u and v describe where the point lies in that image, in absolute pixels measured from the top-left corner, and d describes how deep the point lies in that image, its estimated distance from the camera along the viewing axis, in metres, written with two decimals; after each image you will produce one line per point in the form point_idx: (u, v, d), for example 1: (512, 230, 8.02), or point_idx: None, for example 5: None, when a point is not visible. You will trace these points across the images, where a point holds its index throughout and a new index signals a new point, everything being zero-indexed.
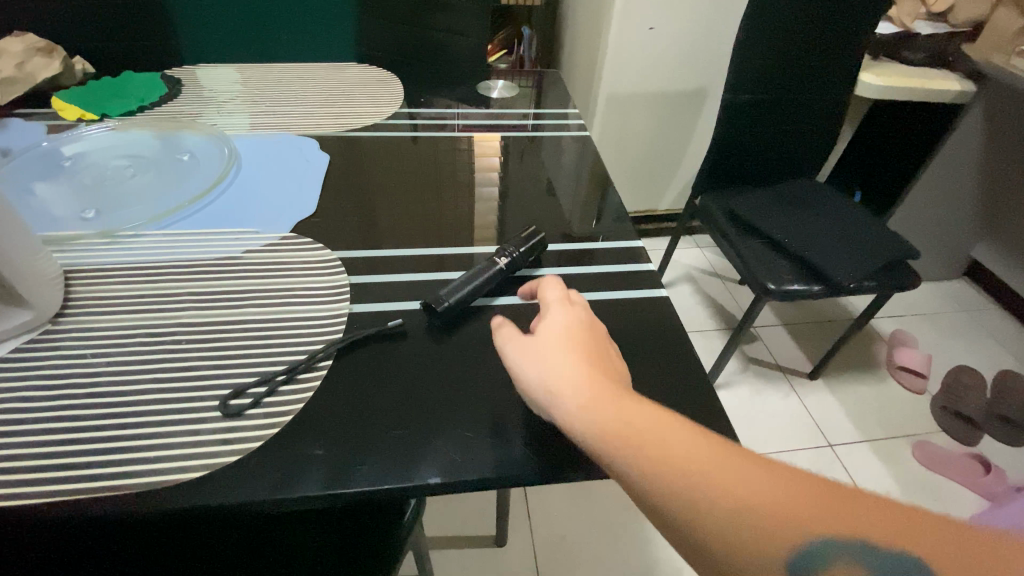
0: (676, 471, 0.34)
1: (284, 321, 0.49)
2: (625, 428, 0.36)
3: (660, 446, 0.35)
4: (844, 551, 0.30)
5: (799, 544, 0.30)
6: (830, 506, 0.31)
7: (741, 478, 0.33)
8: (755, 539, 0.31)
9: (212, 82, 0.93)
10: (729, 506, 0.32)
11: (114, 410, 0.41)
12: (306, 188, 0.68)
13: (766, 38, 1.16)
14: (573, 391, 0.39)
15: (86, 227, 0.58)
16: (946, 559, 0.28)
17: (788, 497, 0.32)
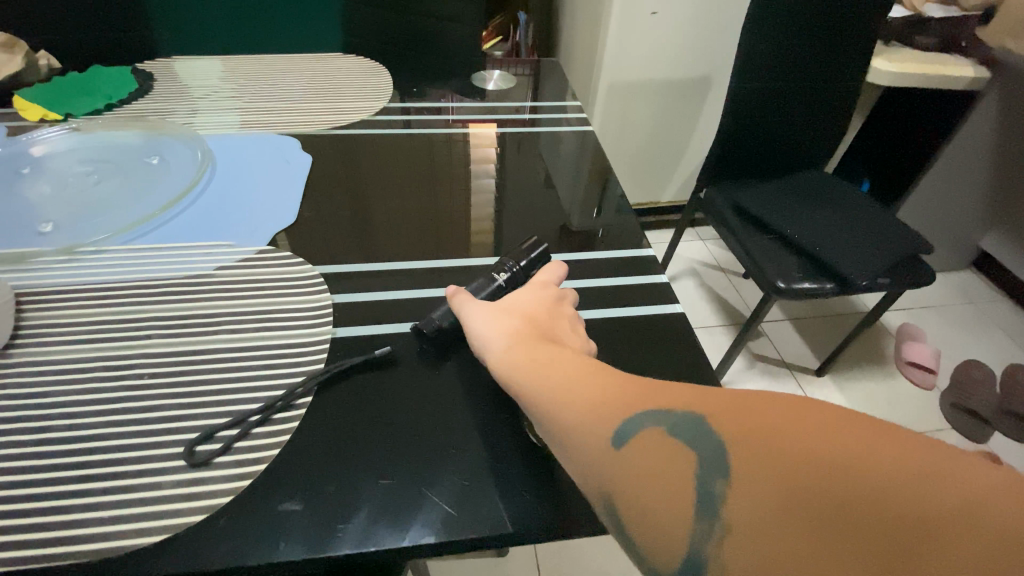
0: (536, 366, 0.38)
1: (260, 350, 0.44)
2: (511, 339, 0.41)
3: (534, 351, 0.39)
4: (660, 422, 0.31)
5: (624, 420, 0.32)
6: (669, 393, 0.33)
7: (593, 375, 0.36)
8: (586, 414, 0.33)
9: (187, 76, 0.86)
10: (572, 392, 0.35)
11: (63, 461, 0.36)
12: (286, 194, 0.62)
13: (776, 23, 1.10)
14: (485, 317, 0.44)
15: (43, 243, 0.53)
16: (742, 420, 0.28)
17: (634, 388, 0.34)
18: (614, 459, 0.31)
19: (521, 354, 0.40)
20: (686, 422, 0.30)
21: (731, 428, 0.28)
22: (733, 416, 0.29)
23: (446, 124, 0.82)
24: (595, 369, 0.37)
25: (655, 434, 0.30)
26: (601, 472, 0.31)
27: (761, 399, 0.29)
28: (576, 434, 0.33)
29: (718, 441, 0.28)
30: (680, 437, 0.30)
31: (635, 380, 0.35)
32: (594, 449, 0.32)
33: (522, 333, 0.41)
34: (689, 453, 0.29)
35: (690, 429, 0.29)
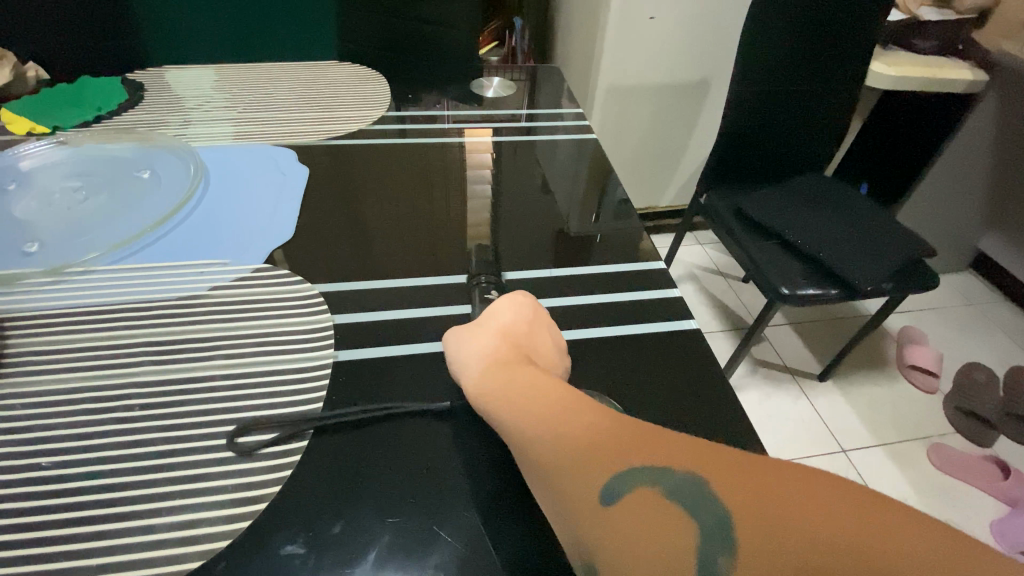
0: (529, 404, 0.37)
1: (258, 376, 0.42)
2: (503, 370, 0.40)
3: (525, 385, 0.38)
4: (659, 482, 0.30)
5: (618, 474, 0.31)
6: (669, 450, 0.32)
7: (590, 418, 0.35)
8: (578, 465, 0.33)
9: (177, 86, 0.84)
10: (564, 440, 0.34)
11: (52, 503, 0.34)
12: (282, 208, 0.60)
13: (777, 27, 1.09)
14: (477, 343, 0.43)
15: (28, 264, 0.51)
16: (749, 496, 0.28)
17: (631, 436, 0.33)
18: (605, 516, 0.30)
19: (511, 389, 0.38)
20: (690, 487, 0.30)
21: (738, 504, 0.28)
22: (737, 490, 0.29)
23: (444, 127, 0.81)
24: (591, 411, 0.36)
25: (651, 496, 0.30)
26: (589, 527, 0.31)
27: (769, 478, 0.29)
28: (566, 487, 0.33)
29: (724, 518, 0.28)
30: (680, 502, 0.29)
31: (633, 427, 0.34)
32: (587, 504, 0.31)
33: (515, 364, 0.40)
34: (692, 524, 0.28)
35: (695, 499, 0.29)
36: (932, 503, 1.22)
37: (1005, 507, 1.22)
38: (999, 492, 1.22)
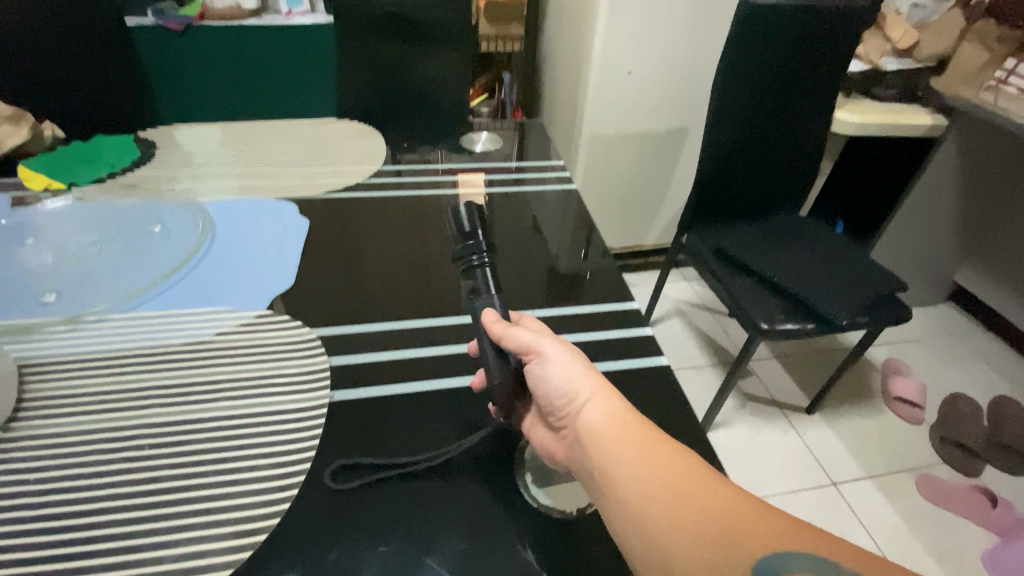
0: (671, 486, 0.39)
1: (259, 414, 0.46)
2: (630, 440, 0.42)
3: (659, 462, 0.40)
4: (814, 574, 0.35)
5: (770, 559, 0.35)
6: (805, 537, 0.36)
7: (723, 500, 0.38)
8: (727, 551, 0.36)
9: (187, 143, 0.90)
10: (706, 524, 0.37)
11: (67, 535, 0.37)
12: (283, 257, 0.65)
13: (742, 80, 1.18)
14: (584, 385, 0.44)
15: (47, 312, 0.55)
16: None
17: (770, 522, 0.37)
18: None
19: (647, 463, 0.40)
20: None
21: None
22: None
23: (437, 176, 0.87)
24: (724, 492, 0.39)
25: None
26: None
27: (893, 574, 0.35)
28: (718, 571, 0.35)
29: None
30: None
31: (763, 511, 0.38)
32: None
33: (642, 433, 0.42)
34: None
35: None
36: (923, 535, 1.23)
37: (994, 536, 1.23)
38: (989, 521, 1.24)
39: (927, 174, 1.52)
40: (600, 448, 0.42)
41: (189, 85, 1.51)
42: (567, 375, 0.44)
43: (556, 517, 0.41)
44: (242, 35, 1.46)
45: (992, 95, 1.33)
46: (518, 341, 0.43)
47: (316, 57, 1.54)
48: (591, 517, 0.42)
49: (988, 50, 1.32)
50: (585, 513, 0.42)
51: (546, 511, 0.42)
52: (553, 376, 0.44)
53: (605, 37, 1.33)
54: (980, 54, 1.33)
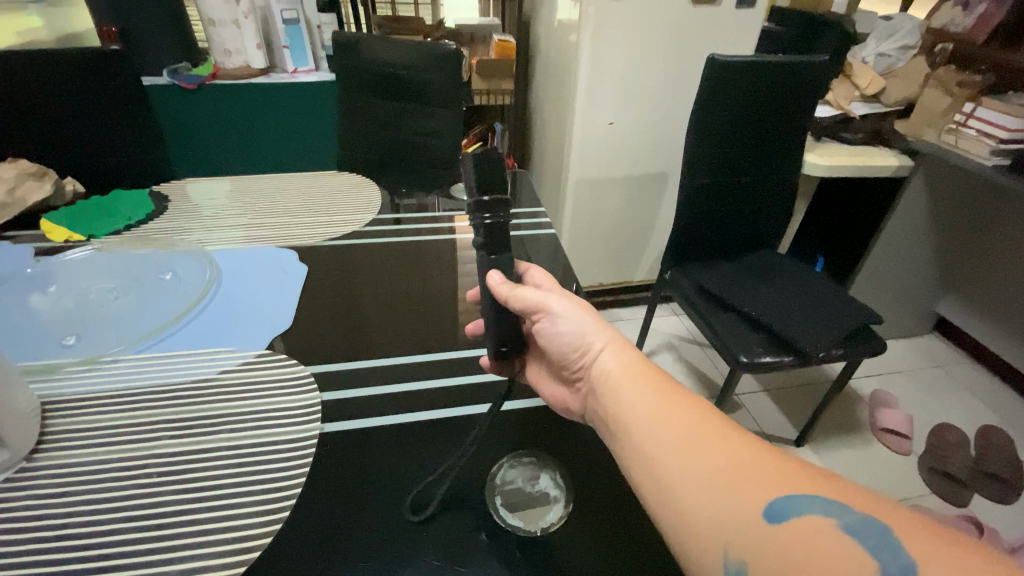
0: (691, 438, 0.44)
1: (257, 445, 0.51)
2: (643, 403, 0.48)
3: (681, 418, 0.46)
4: (828, 516, 0.37)
5: (782, 501, 0.38)
6: (820, 488, 0.39)
7: (741, 453, 0.42)
8: (739, 492, 0.39)
9: (199, 196, 0.98)
10: (722, 469, 0.41)
11: (83, 554, 0.42)
12: (283, 301, 0.71)
13: (714, 130, 1.27)
14: (599, 340, 0.55)
15: (68, 353, 0.61)
16: (911, 534, 0.35)
17: (784, 473, 0.40)
18: (773, 534, 0.37)
19: (669, 419, 0.46)
20: (856, 522, 0.36)
21: (904, 542, 0.34)
22: (901, 529, 0.35)
23: (441, 220, 0.95)
24: (743, 446, 0.43)
25: (821, 526, 0.36)
26: (753, 542, 0.37)
27: (915, 524, 0.36)
28: (729, 507, 0.39)
29: (895, 553, 0.34)
30: (848, 533, 0.35)
31: (781, 465, 0.41)
32: (754, 523, 0.38)
33: (664, 396, 0.48)
34: (866, 554, 0.34)
35: (864, 532, 0.35)
36: None
37: None
38: None
39: (900, 212, 1.59)
40: (622, 404, 0.49)
41: (202, 138, 1.62)
42: (576, 328, 0.56)
43: (521, 534, 0.45)
44: (252, 93, 1.57)
45: (953, 137, 1.40)
46: (530, 300, 0.55)
47: (320, 111, 1.65)
48: (554, 534, 0.45)
49: (951, 96, 1.41)
50: (550, 531, 0.45)
51: (515, 530, 0.45)
52: (565, 329, 0.56)
53: (586, 92, 1.44)
54: (942, 99, 1.42)
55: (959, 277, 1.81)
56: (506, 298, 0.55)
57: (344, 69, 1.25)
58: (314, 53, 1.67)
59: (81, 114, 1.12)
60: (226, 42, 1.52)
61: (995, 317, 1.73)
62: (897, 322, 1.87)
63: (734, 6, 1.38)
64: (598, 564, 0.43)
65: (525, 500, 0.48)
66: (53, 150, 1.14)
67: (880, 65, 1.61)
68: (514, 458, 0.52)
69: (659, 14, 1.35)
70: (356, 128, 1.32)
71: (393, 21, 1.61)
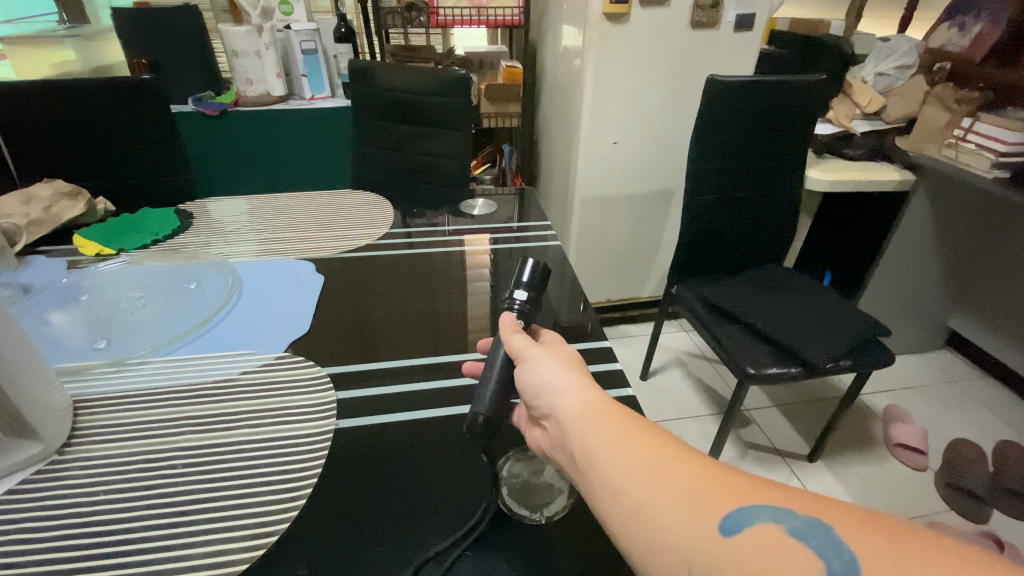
0: (644, 457, 0.39)
1: (274, 439, 0.53)
2: (601, 406, 0.43)
3: (632, 432, 0.41)
4: (775, 521, 0.34)
5: (735, 513, 0.34)
6: (771, 492, 0.36)
7: (694, 468, 0.38)
8: (694, 510, 0.35)
9: (221, 215, 1.03)
10: (676, 485, 0.37)
11: (108, 540, 0.44)
12: (301, 308, 0.74)
13: (713, 147, 1.31)
14: (557, 374, 0.46)
15: (98, 356, 0.64)
16: (860, 533, 0.32)
17: (736, 481, 0.37)
18: (729, 552, 0.32)
19: (621, 434, 0.41)
20: (801, 524, 0.33)
21: (850, 540, 0.31)
22: (847, 528, 0.32)
23: (448, 237, 0.98)
24: (695, 460, 0.39)
25: (772, 535, 0.33)
26: (708, 565, 0.33)
27: (859, 519, 0.33)
28: (684, 529, 0.34)
29: (838, 549, 0.31)
30: (795, 536, 0.33)
31: (734, 475, 0.38)
32: (707, 544, 0.33)
33: (613, 411, 0.43)
34: (812, 557, 0.31)
35: (809, 532, 0.33)
36: None
37: None
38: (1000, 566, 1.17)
39: (904, 225, 1.59)
40: (575, 427, 0.43)
41: (221, 161, 1.70)
42: (545, 379, 0.47)
43: (527, 522, 0.47)
44: (271, 117, 1.65)
45: (953, 151, 1.41)
46: (510, 347, 0.50)
47: (335, 136, 1.73)
48: (558, 522, 0.47)
49: (950, 112, 1.43)
50: (552, 520, 0.47)
51: (521, 518, 0.48)
52: (534, 376, 0.47)
53: (590, 113, 1.49)
54: (942, 115, 1.44)
55: (969, 292, 1.80)
56: (501, 340, 0.51)
57: (359, 93, 1.33)
58: (331, 80, 1.75)
59: (113, 139, 1.19)
60: (248, 72, 1.62)
61: (1008, 331, 1.71)
62: (909, 337, 1.86)
63: (732, 30, 1.44)
64: (601, 549, 0.45)
65: (531, 490, 0.50)
66: (83, 171, 1.20)
67: (880, 83, 1.63)
68: (521, 453, 0.54)
69: (659, 39, 1.41)
70: (370, 151, 1.38)
71: (406, 50, 1.70)
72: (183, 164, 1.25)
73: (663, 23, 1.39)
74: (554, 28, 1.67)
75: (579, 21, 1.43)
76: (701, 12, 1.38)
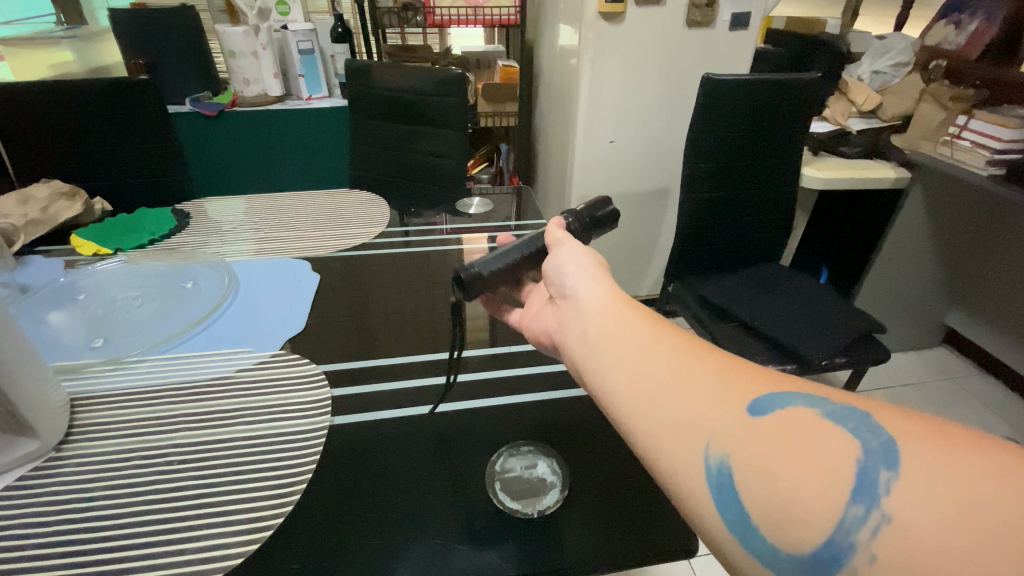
0: (668, 353, 0.41)
1: (269, 436, 0.54)
2: (631, 311, 0.46)
3: (663, 333, 0.43)
4: (810, 407, 0.34)
5: (767, 397, 0.35)
6: (806, 385, 0.36)
7: (721, 363, 0.39)
8: (723, 393, 0.37)
9: (218, 214, 1.04)
10: (705, 374, 0.39)
11: (105, 535, 0.44)
12: (297, 306, 0.75)
13: (709, 143, 1.31)
14: (584, 268, 0.53)
15: (95, 356, 0.65)
16: (899, 419, 0.32)
17: (771, 375, 0.38)
18: (754, 429, 0.34)
19: (645, 334, 0.44)
20: (838, 410, 0.33)
21: (888, 424, 0.31)
22: (885, 415, 0.32)
23: (445, 235, 0.99)
24: (722, 358, 0.40)
25: (805, 417, 0.34)
26: (731, 440, 0.34)
27: (902, 413, 0.33)
28: (707, 406, 0.36)
29: (875, 432, 0.31)
30: (830, 419, 0.33)
31: (762, 371, 0.39)
32: (735, 418, 0.35)
33: (638, 315, 0.46)
34: (847, 437, 0.32)
35: (846, 416, 0.33)
36: None
37: None
38: None
39: (900, 223, 1.60)
40: (596, 317, 0.47)
41: (219, 162, 1.71)
42: (569, 259, 0.55)
43: (518, 516, 0.47)
44: (269, 117, 1.65)
45: (949, 149, 1.42)
46: (552, 235, 0.60)
47: (332, 137, 1.73)
48: (550, 516, 0.48)
49: (945, 109, 1.44)
50: (545, 513, 0.48)
51: (513, 512, 0.48)
52: (561, 259, 0.55)
53: (587, 112, 1.50)
54: (937, 113, 1.45)
55: (967, 289, 1.81)
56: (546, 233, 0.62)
57: (356, 93, 1.34)
58: (328, 80, 1.75)
59: (110, 139, 1.20)
60: (245, 72, 1.62)
61: (1004, 328, 1.71)
62: (906, 334, 1.86)
63: (727, 29, 1.44)
64: (591, 544, 0.45)
65: (523, 485, 0.50)
66: (80, 171, 1.21)
67: (875, 82, 1.65)
68: (513, 448, 0.54)
69: (655, 38, 1.41)
70: (367, 150, 1.39)
71: (403, 50, 1.70)
72: (180, 164, 1.25)
73: (659, 22, 1.39)
74: (551, 27, 1.67)
75: (575, 21, 1.43)
76: (696, 11, 1.38)
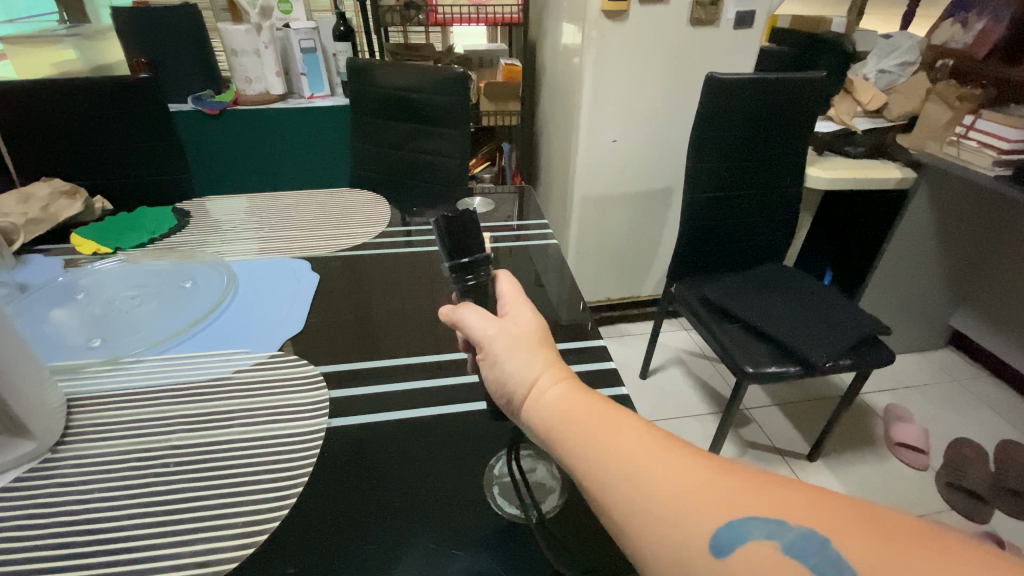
0: (622, 468, 0.36)
1: (267, 438, 0.53)
2: (581, 412, 0.40)
3: (614, 440, 0.37)
4: (769, 537, 0.31)
5: (726, 529, 0.31)
6: (762, 499, 0.32)
7: (680, 474, 0.34)
8: (683, 527, 0.32)
9: (218, 214, 1.03)
10: (660, 498, 0.34)
11: (96, 539, 0.44)
12: (296, 306, 0.74)
13: (714, 140, 1.30)
14: (523, 374, 0.44)
15: (92, 355, 0.64)
16: (860, 541, 0.29)
17: (729, 486, 0.34)
18: None
19: (597, 447, 0.37)
20: (797, 538, 0.30)
21: (850, 553, 0.28)
22: (849, 541, 0.29)
23: None
24: (682, 458, 0.36)
25: (766, 554, 0.30)
26: None
27: (863, 523, 0.30)
28: (672, 551, 0.32)
29: (838, 567, 0.28)
30: (791, 554, 0.30)
31: (718, 477, 0.34)
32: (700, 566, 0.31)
33: (591, 409, 0.40)
34: None
35: (807, 548, 0.29)
36: None
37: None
38: None
39: (904, 225, 1.59)
40: (549, 431, 0.41)
41: (221, 160, 1.70)
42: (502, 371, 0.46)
43: (513, 520, 0.47)
44: (270, 116, 1.65)
45: (955, 149, 1.40)
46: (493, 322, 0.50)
47: (334, 135, 1.73)
48: (548, 521, 0.47)
49: (952, 109, 1.42)
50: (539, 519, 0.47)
51: (507, 514, 0.47)
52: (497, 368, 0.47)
53: (591, 111, 1.49)
54: (943, 112, 1.43)
55: (973, 290, 1.79)
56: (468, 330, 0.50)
57: (358, 92, 1.33)
58: (331, 78, 1.74)
59: (111, 137, 1.19)
60: (247, 71, 1.62)
61: (1009, 330, 1.70)
62: (911, 335, 1.85)
63: (732, 27, 1.43)
64: (587, 549, 0.45)
65: (522, 487, 0.50)
66: (80, 170, 1.21)
67: (881, 81, 1.61)
68: (514, 451, 0.54)
69: (658, 38, 1.40)
70: (369, 149, 1.38)
71: (407, 49, 1.69)
72: (182, 163, 1.25)
73: (662, 20, 1.38)
74: (554, 24, 1.65)
75: (578, 19, 1.42)
76: (701, 9, 1.37)
